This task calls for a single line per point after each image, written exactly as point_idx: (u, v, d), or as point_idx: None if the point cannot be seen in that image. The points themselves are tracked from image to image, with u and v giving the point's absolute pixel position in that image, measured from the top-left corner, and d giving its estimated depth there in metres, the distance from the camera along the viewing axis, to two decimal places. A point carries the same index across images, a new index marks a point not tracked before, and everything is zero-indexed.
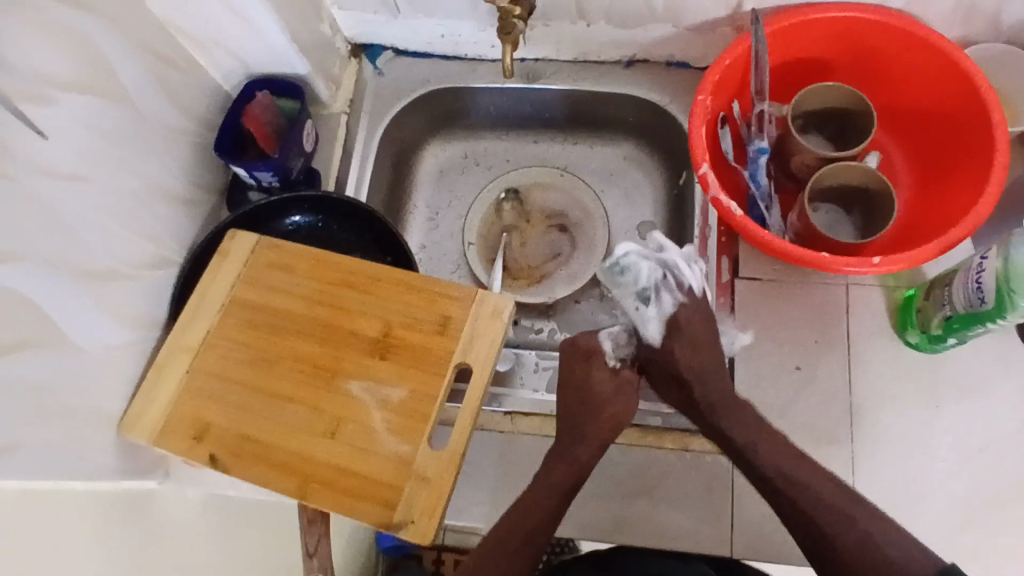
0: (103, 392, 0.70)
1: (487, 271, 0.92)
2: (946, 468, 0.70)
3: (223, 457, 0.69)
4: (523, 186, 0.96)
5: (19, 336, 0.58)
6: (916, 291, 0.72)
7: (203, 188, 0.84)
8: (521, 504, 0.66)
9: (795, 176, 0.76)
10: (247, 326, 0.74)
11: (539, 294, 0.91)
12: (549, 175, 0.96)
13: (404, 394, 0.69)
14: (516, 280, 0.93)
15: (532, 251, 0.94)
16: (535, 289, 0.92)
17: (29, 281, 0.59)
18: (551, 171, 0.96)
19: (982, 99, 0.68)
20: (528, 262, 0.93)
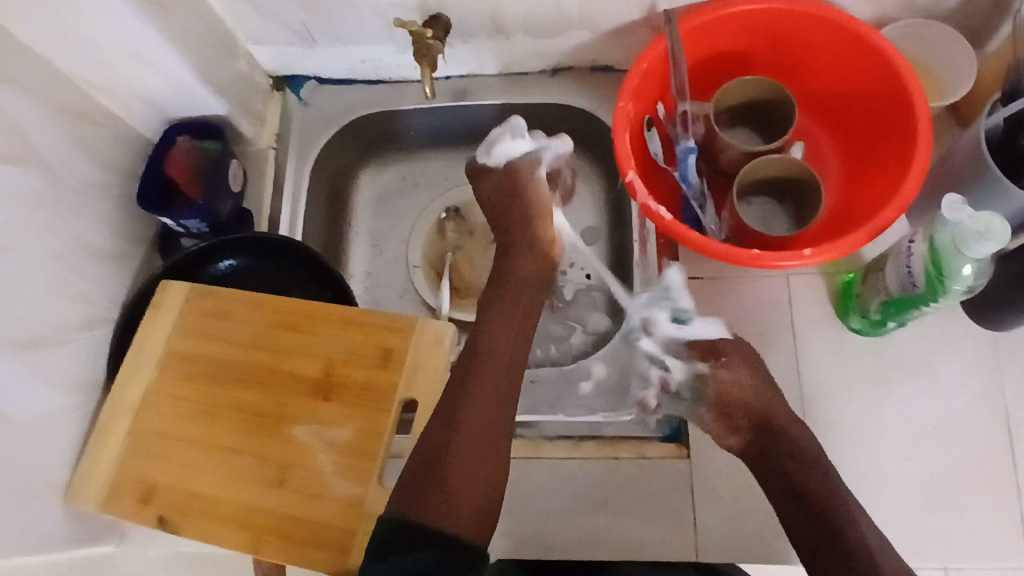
0: (43, 464, 0.68)
1: (435, 291, 0.92)
2: (901, 451, 0.70)
3: (171, 517, 0.67)
4: (462, 204, 0.95)
5: None
6: (853, 278, 0.72)
7: (132, 240, 0.82)
8: (477, 380, 0.67)
9: (725, 172, 0.76)
10: (186, 379, 0.73)
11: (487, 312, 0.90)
12: None
13: (350, 433, 0.68)
14: (466, 299, 0.92)
15: (479, 269, 0.93)
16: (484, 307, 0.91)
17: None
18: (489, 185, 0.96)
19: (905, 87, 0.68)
20: (476, 281, 0.93)
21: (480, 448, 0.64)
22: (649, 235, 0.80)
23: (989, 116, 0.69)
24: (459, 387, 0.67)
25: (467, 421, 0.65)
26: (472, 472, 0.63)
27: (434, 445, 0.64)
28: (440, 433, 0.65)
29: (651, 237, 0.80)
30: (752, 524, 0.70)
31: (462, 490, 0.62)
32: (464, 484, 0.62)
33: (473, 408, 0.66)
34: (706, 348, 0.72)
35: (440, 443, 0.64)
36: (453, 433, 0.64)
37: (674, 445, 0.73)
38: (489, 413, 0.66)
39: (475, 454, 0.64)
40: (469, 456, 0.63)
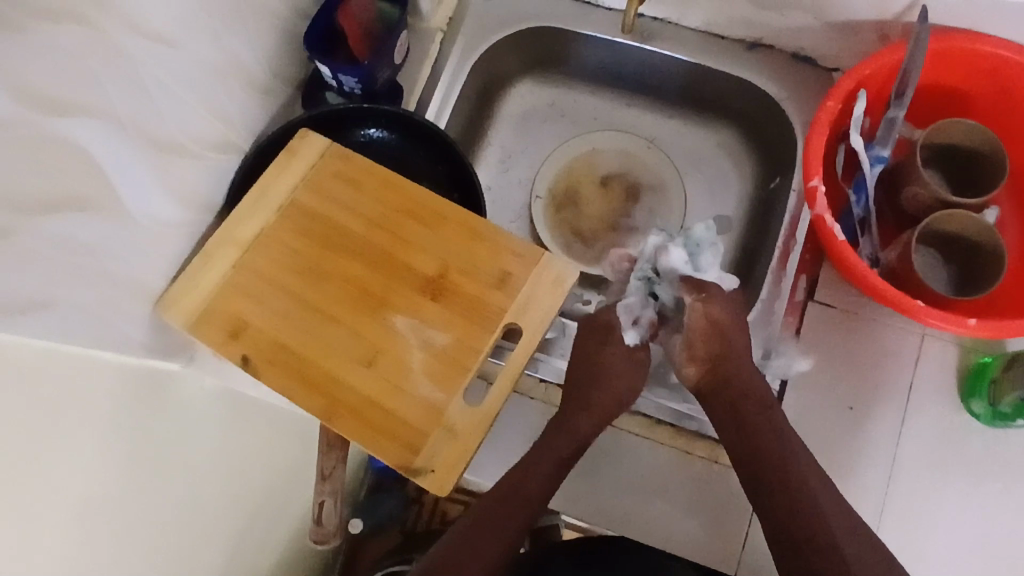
0: (148, 267, 0.68)
1: (552, 228, 0.90)
2: (971, 543, 0.68)
3: (254, 360, 0.67)
4: (605, 150, 0.92)
5: (73, 194, 0.55)
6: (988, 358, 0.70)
7: (282, 79, 0.80)
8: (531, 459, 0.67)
9: (903, 210, 0.71)
10: (302, 234, 0.72)
11: (593, 265, 0.88)
12: (636, 145, 0.92)
13: (447, 340, 0.67)
14: (578, 247, 0.89)
15: (599, 220, 0.90)
16: (592, 259, 0.89)
17: (90, 137, 0.56)
18: (638, 141, 0.92)
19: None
20: (593, 230, 0.90)
21: (503, 514, 0.63)
22: (795, 247, 0.75)
23: None
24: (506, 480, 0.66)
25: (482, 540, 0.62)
26: (494, 537, 0.62)
27: (484, 508, 0.64)
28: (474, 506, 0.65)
29: (796, 252, 0.75)
30: None
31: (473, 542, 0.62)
32: (478, 535, 0.62)
33: (496, 493, 0.65)
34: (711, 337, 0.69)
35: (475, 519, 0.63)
36: (487, 502, 0.64)
37: None
38: (518, 483, 0.65)
39: (492, 535, 0.62)
40: (490, 538, 0.62)
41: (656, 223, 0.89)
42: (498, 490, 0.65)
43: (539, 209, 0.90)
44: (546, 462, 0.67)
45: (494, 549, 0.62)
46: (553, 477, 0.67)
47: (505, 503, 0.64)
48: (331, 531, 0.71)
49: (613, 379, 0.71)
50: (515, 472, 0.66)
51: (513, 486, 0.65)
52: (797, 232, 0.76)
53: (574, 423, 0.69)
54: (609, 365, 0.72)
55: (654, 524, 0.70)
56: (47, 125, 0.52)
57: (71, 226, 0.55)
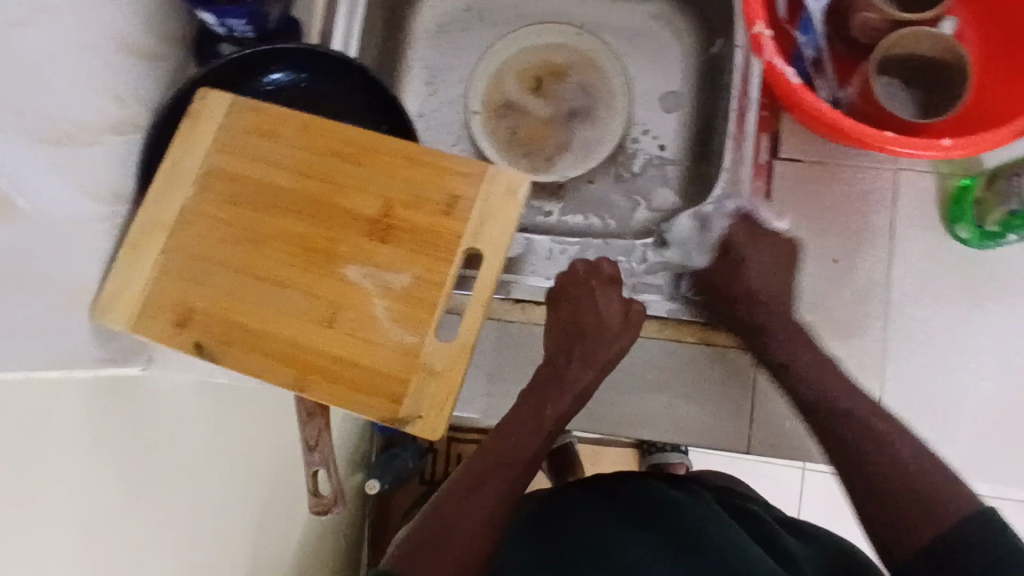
0: (72, 273, 0.62)
1: (495, 142, 0.84)
2: (981, 370, 0.67)
3: (210, 345, 0.63)
4: (535, 46, 0.85)
5: None
6: (973, 178, 0.66)
7: (167, 39, 0.73)
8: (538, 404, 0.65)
9: (853, 42, 0.67)
10: (229, 203, 0.66)
11: (547, 172, 0.83)
12: (566, 35, 0.85)
13: (408, 280, 0.63)
14: (527, 157, 0.84)
15: (542, 123, 0.85)
16: (543, 166, 0.84)
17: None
18: (566, 28, 0.85)
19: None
20: (539, 135, 0.84)
21: (490, 483, 0.61)
22: (750, 106, 0.69)
23: None
24: (513, 426, 0.64)
25: (485, 493, 0.60)
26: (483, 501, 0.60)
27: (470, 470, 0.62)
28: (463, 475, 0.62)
29: (753, 111, 0.69)
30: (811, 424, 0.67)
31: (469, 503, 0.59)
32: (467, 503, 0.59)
33: (482, 454, 0.63)
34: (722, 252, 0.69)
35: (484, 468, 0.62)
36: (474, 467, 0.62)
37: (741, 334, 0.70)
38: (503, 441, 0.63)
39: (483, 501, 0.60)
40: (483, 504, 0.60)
41: (603, 114, 0.84)
42: (501, 439, 0.63)
43: (478, 125, 0.84)
44: (534, 424, 0.65)
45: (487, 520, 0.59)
46: (540, 438, 0.64)
47: (495, 468, 0.62)
48: (332, 500, 0.66)
49: (608, 312, 0.68)
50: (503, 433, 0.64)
51: (500, 455, 0.62)
52: (750, 90, 0.70)
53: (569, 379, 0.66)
54: (605, 311, 0.68)
55: (657, 424, 0.69)
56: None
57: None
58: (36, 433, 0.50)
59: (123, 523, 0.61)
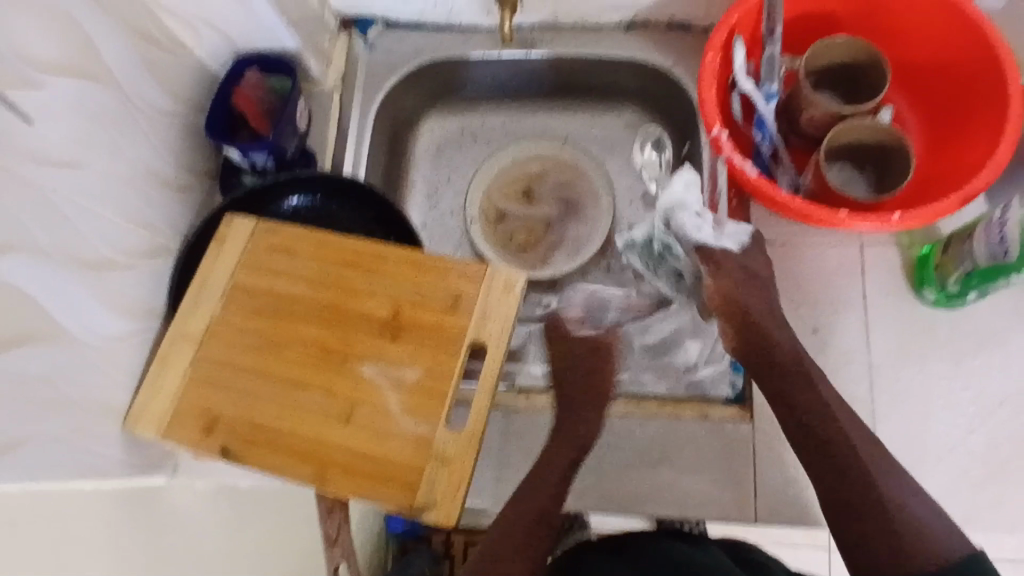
0: (105, 386, 0.67)
1: (492, 246, 0.91)
2: (966, 424, 0.70)
3: (234, 447, 0.67)
4: (524, 158, 0.94)
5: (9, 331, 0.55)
6: (931, 248, 0.71)
7: (196, 173, 0.82)
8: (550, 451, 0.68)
9: (805, 134, 0.74)
10: (251, 313, 0.72)
11: (543, 269, 0.89)
12: (552, 146, 0.94)
13: (418, 373, 0.67)
14: (524, 257, 0.91)
15: (535, 225, 0.92)
16: (539, 264, 0.90)
17: (22, 274, 0.56)
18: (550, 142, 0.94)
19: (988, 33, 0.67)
20: (534, 236, 0.92)
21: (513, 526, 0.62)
22: (721, 197, 0.78)
23: None
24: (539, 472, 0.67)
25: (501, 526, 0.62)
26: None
27: (481, 551, 0.60)
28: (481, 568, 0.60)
29: (723, 201, 0.78)
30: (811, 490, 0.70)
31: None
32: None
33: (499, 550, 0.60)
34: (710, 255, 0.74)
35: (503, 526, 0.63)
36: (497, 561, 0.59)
37: (738, 408, 0.73)
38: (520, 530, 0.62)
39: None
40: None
41: (588, 213, 0.91)
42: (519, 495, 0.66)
43: (476, 231, 0.91)
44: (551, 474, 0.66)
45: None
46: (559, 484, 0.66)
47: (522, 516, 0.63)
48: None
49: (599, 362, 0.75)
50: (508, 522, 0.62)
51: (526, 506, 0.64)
52: (719, 183, 0.78)
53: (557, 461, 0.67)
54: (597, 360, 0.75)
55: (664, 501, 0.71)
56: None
57: (17, 359, 0.55)
58: None
59: None
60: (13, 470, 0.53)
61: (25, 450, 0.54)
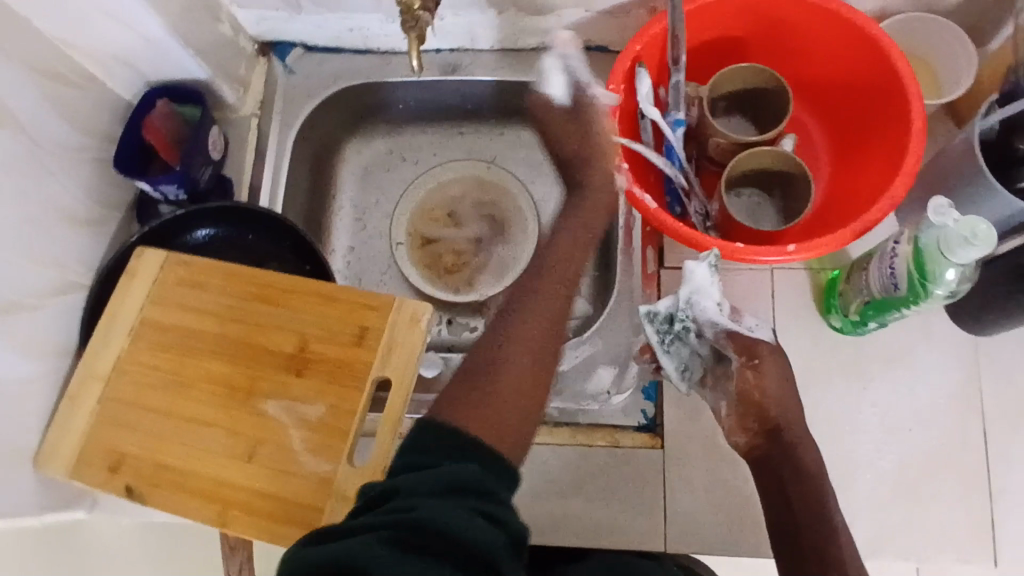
0: (13, 429, 0.67)
1: (421, 267, 0.91)
2: (874, 448, 0.71)
3: (140, 487, 0.67)
4: (450, 179, 0.95)
5: None
6: (838, 277, 0.71)
7: (110, 205, 0.81)
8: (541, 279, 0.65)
9: (715, 160, 0.74)
10: (159, 350, 0.72)
11: (469, 292, 0.90)
12: (477, 167, 0.95)
13: (322, 410, 0.67)
14: (450, 279, 0.91)
15: (461, 246, 0.93)
16: (465, 286, 0.91)
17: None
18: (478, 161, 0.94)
19: (898, 71, 0.66)
20: (460, 257, 0.92)
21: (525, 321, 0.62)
22: (636, 223, 0.79)
23: (984, 118, 0.66)
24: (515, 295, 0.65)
25: (510, 347, 0.60)
26: (515, 375, 0.58)
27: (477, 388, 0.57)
28: (499, 339, 0.61)
29: (638, 226, 0.79)
30: (720, 515, 0.70)
31: (493, 404, 0.56)
32: (494, 408, 0.56)
33: (513, 319, 0.62)
34: (745, 346, 0.65)
35: (488, 348, 0.60)
36: (502, 359, 0.59)
37: (649, 435, 0.73)
38: (544, 321, 0.62)
39: (513, 390, 0.58)
40: (511, 393, 0.57)
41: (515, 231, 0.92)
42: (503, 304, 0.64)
43: (404, 252, 0.92)
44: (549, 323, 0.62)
45: (515, 405, 0.57)
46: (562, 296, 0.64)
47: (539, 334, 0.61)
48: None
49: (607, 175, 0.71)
50: (525, 328, 0.61)
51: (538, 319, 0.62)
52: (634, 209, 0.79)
53: (557, 260, 0.67)
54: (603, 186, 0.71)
55: (578, 537, 0.71)
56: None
57: None
58: None
59: None
60: None
61: None
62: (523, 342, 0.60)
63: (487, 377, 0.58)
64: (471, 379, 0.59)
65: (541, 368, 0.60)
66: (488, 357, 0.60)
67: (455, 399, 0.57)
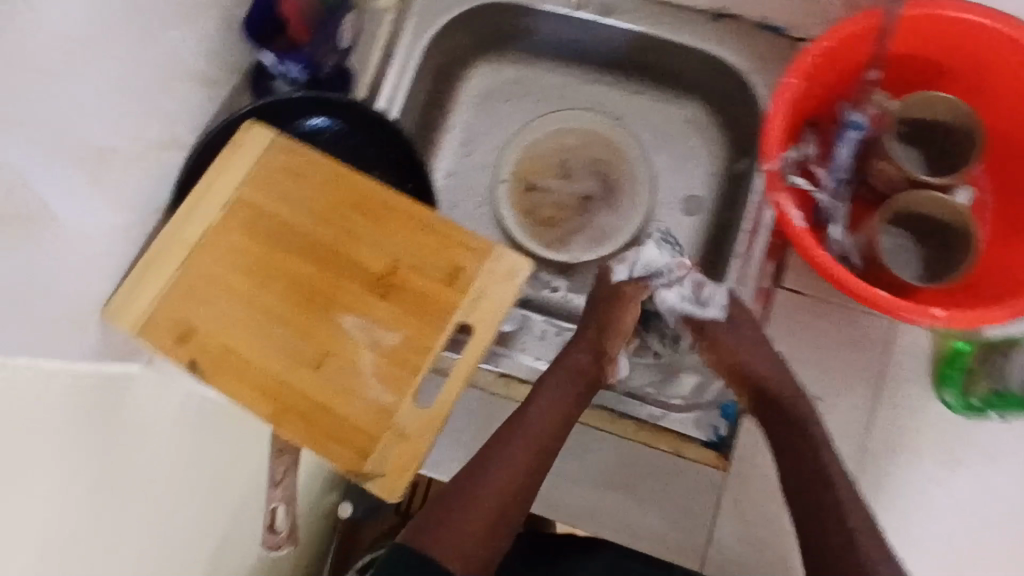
0: (92, 273, 0.66)
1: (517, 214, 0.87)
2: (942, 535, 0.67)
3: (202, 365, 0.66)
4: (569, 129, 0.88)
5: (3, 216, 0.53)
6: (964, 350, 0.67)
7: (226, 67, 0.77)
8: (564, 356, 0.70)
9: (872, 188, 0.68)
10: (248, 233, 0.69)
11: (559, 251, 0.86)
12: (601, 124, 0.88)
13: (398, 340, 0.65)
14: (543, 232, 0.87)
15: (563, 201, 0.88)
16: (556, 244, 0.86)
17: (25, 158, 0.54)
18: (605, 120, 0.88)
19: None
20: (559, 213, 0.87)
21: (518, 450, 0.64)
22: (763, 230, 0.74)
23: None
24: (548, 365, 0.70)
25: (501, 463, 0.63)
26: (531, 437, 0.65)
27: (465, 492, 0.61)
28: (527, 396, 0.68)
29: (764, 234, 0.74)
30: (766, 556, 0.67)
31: (503, 458, 0.63)
32: (506, 457, 0.63)
33: (548, 379, 0.68)
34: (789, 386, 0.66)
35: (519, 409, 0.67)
36: (528, 405, 0.67)
37: (715, 454, 0.69)
38: (576, 363, 0.69)
39: (517, 467, 0.63)
40: (510, 471, 0.63)
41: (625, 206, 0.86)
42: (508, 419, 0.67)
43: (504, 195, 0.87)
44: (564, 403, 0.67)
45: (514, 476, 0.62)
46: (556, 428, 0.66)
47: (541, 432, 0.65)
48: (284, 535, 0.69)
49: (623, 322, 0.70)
50: (575, 369, 0.69)
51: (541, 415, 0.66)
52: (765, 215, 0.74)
53: (587, 341, 0.70)
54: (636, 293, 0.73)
55: (612, 530, 0.71)
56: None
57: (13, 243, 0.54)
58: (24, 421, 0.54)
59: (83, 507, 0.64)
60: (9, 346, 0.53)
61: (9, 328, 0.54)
62: (556, 393, 0.68)
63: (476, 482, 0.62)
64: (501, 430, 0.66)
65: (563, 415, 0.67)
66: (479, 463, 0.63)
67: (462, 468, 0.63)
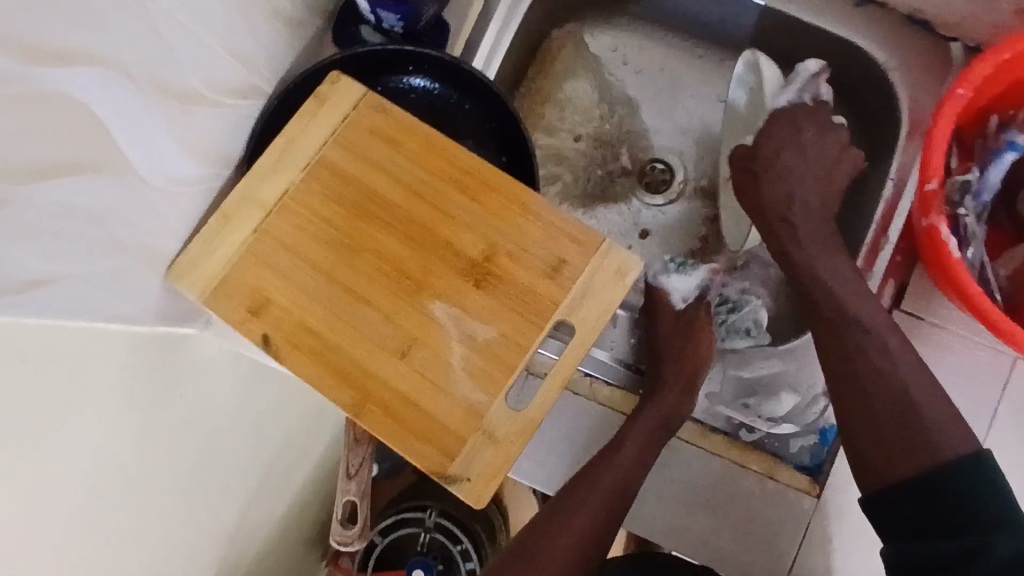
0: (159, 229, 0.60)
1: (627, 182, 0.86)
2: None
3: (277, 341, 0.61)
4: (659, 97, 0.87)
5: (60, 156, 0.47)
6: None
7: (313, 8, 0.70)
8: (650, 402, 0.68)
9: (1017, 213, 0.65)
10: (332, 200, 0.63)
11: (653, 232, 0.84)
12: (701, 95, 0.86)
13: (491, 335, 0.60)
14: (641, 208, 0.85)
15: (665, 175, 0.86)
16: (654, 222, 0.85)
17: (90, 89, 0.48)
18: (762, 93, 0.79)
19: None
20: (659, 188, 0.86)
21: (592, 499, 0.62)
22: (886, 247, 0.69)
23: None
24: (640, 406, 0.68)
25: (576, 513, 0.61)
26: (614, 482, 0.63)
27: (534, 543, 0.60)
28: (617, 438, 0.66)
29: (887, 252, 0.69)
30: None
31: (575, 508, 0.62)
32: (579, 503, 0.62)
33: (637, 426, 0.66)
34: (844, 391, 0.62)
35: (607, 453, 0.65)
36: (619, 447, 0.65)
37: (809, 480, 0.67)
38: (666, 405, 0.67)
39: (585, 521, 0.61)
40: (578, 532, 0.61)
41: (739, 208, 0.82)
42: (598, 458, 0.65)
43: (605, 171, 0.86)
44: (644, 453, 0.64)
45: (588, 524, 0.61)
46: (639, 472, 0.64)
47: (626, 481, 0.63)
48: (355, 534, 0.71)
49: (692, 346, 0.70)
50: (661, 412, 0.67)
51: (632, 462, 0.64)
52: (891, 231, 0.69)
53: (682, 373, 0.69)
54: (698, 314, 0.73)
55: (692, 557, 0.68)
56: (32, 76, 0.44)
57: (66, 188, 0.48)
58: (73, 388, 0.49)
59: (131, 478, 0.60)
60: (59, 307, 0.47)
61: (64, 285, 0.48)
62: (643, 440, 0.65)
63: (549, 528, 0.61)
64: (579, 480, 0.64)
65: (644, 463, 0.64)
66: (550, 512, 0.62)
67: (539, 514, 0.63)
